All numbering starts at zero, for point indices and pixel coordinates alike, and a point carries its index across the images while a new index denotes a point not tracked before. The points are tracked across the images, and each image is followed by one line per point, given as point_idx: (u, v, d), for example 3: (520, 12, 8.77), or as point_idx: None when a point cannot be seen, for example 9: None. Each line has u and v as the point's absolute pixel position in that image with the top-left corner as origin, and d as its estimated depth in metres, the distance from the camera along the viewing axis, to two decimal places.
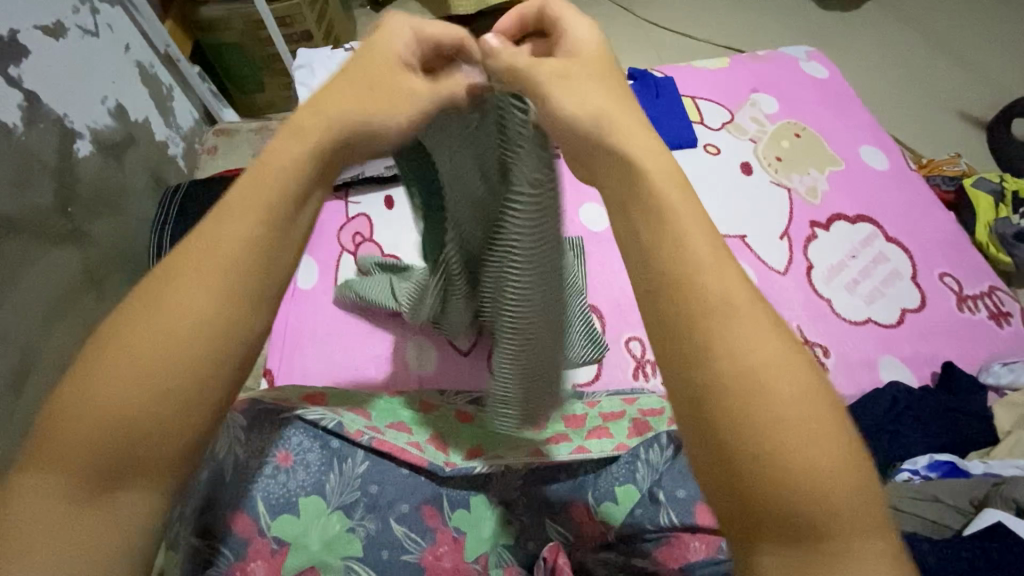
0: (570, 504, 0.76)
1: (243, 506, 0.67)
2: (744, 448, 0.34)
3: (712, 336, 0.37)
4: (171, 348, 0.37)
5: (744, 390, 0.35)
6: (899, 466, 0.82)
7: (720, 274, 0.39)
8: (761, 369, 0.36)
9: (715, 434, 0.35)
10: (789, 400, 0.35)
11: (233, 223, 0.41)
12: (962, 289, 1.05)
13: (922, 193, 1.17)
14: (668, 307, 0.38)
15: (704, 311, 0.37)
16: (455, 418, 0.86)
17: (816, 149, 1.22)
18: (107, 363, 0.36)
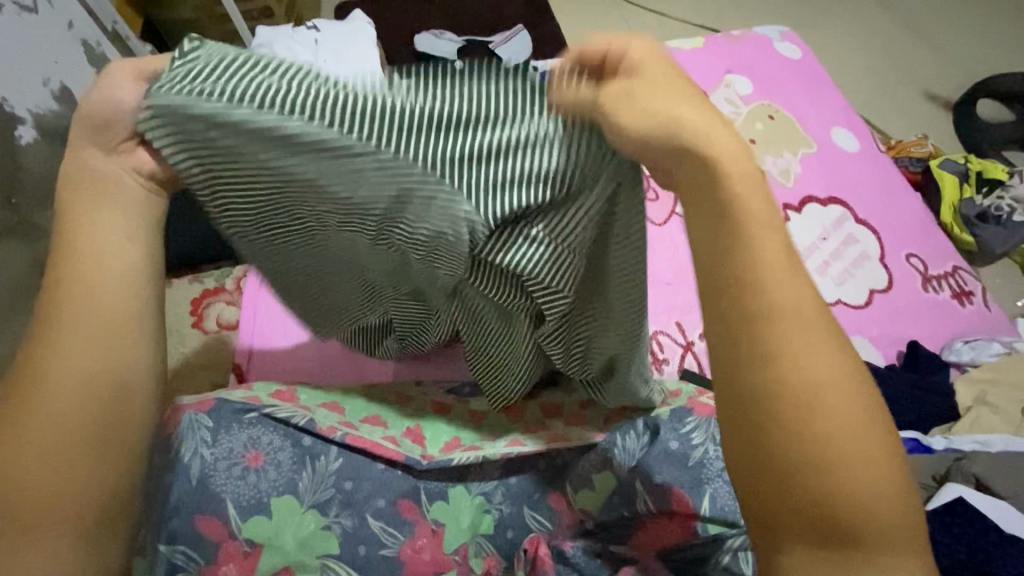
0: (547, 492, 0.77)
1: (212, 509, 0.65)
2: (801, 461, 0.40)
3: (778, 355, 0.41)
4: (65, 417, 0.46)
5: (804, 408, 0.40)
6: None
7: (788, 293, 0.42)
8: (824, 386, 0.41)
9: (775, 444, 0.40)
10: (843, 422, 0.40)
11: (101, 290, 0.50)
12: (928, 269, 1.08)
13: (891, 174, 1.19)
14: (743, 328, 0.42)
15: (763, 327, 0.41)
16: (433, 410, 0.85)
17: (790, 131, 1.22)
18: (31, 418, 0.46)
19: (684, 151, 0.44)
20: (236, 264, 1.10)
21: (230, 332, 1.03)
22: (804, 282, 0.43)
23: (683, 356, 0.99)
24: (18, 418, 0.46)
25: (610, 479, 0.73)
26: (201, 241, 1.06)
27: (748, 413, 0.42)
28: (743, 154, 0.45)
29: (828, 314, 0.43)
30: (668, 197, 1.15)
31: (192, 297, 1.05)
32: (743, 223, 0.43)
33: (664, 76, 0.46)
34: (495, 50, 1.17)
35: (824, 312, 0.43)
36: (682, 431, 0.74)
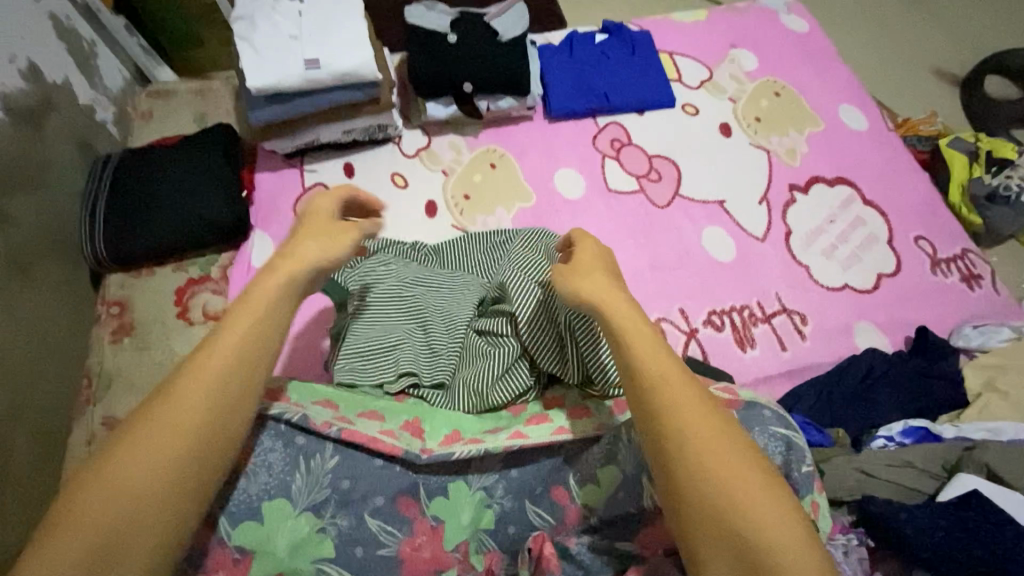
0: (550, 488, 0.74)
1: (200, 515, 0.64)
2: (703, 493, 0.51)
3: (665, 402, 0.55)
4: (164, 452, 0.52)
5: (690, 441, 0.53)
6: (874, 432, 0.82)
7: (658, 358, 0.58)
8: (702, 425, 0.54)
9: (676, 467, 0.53)
10: (725, 451, 0.53)
11: (223, 349, 0.57)
12: (936, 252, 1.05)
13: (899, 153, 1.16)
14: (638, 382, 0.57)
15: (663, 411, 0.55)
16: (431, 404, 0.81)
17: (796, 109, 1.18)
18: (128, 456, 0.51)
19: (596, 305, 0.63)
20: (222, 252, 1.04)
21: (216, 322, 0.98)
22: (666, 352, 0.59)
23: (686, 344, 0.96)
24: (121, 461, 0.50)
25: (615, 474, 0.71)
26: (183, 227, 0.99)
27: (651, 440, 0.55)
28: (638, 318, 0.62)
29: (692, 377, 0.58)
30: (672, 177, 1.10)
31: (176, 287, 1.01)
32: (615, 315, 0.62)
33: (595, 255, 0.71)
34: (489, 22, 1.10)
35: (682, 367, 0.58)
36: None
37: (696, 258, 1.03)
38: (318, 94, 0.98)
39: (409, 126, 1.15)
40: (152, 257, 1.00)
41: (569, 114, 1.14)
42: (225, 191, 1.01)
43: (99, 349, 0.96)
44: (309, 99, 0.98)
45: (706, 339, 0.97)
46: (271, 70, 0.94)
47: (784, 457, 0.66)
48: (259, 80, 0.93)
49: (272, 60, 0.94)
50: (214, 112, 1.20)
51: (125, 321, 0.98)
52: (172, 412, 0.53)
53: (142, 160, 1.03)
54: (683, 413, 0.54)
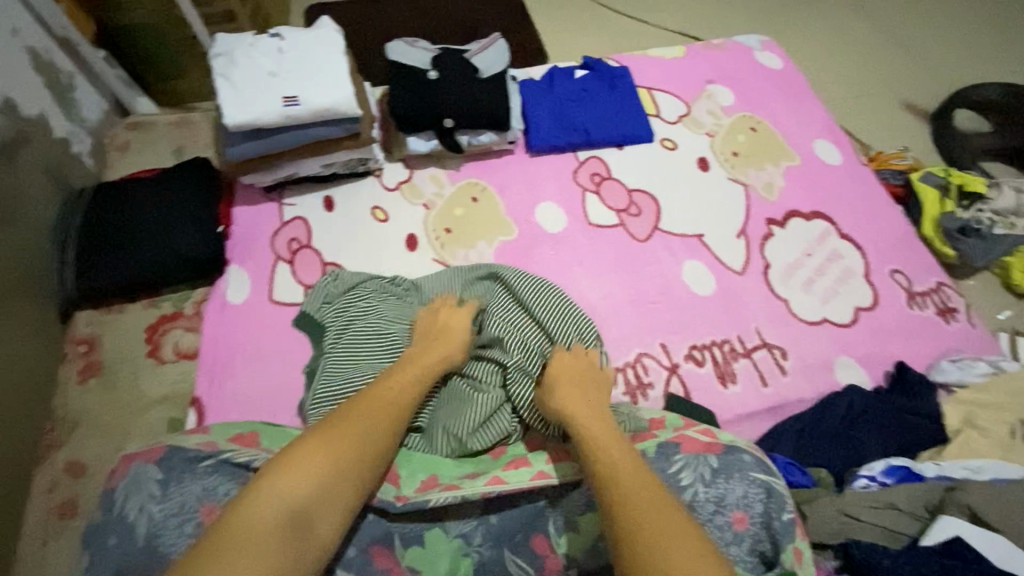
0: (530, 535, 0.72)
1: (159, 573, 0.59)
2: (638, 550, 0.60)
3: (611, 472, 0.67)
4: (347, 469, 0.64)
5: (629, 512, 0.63)
6: (856, 471, 0.81)
7: (602, 432, 0.73)
8: (636, 497, 0.64)
9: (622, 536, 0.62)
10: (655, 516, 0.62)
11: (388, 395, 0.73)
12: (912, 286, 1.07)
13: (873, 188, 1.18)
14: (598, 463, 0.69)
15: (607, 481, 0.67)
16: (408, 447, 0.79)
17: (773, 143, 1.20)
18: (318, 446, 0.64)
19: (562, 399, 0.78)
20: (196, 288, 1.02)
21: (189, 361, 0.96)
22: (627, 444, 0.72)
23: (668, 380, 0.96)
24: (311, 454, 0.64)
25: (595, 521, 0.71)
26: (156, 263, 0.97)
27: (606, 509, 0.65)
28: (597, 400, 0.78)
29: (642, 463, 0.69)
30: (651, 211, 1.11)
31: (147, 324, 0.98)
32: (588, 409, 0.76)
33: (585, 370, 0.82)
34: (470, 59, 1.11)
35: (636, 453, 0.70)
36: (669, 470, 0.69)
37: (677, 292, 1.03)
38: (298, 130, 0.98)
39: (391, 160, 1.15)
40: (122, 293, 0.98)
41: (550, 149, 1.15)
42: (200, 226, 0.99)
43: (64, 390, 0.93)
44: (288, 134, 0.97)
45: (688, 375, 0.96)
46: (250, 106, 0.93)
47: (763, 505, 0.66)
48: (238, 116, 0.93)
49: (252, 96, 0.94)
50: (193, 144, 1.19)
51: (93, 360, 0.95)
52: (363, 421, 0.68)
53: (116, 194, 1.01)
54: (624, 481, 0.66)
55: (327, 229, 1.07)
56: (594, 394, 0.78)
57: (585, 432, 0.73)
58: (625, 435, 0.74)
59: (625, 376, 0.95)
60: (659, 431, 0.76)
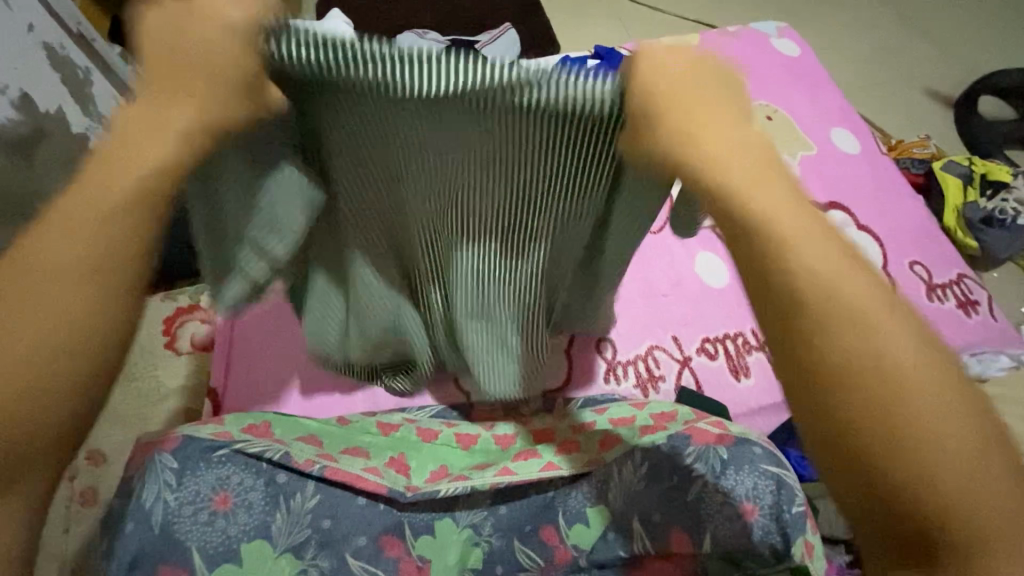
0: (539, 527, 0.73)
1: (175, 558, 0.61)
2: (895, 471, 0.36)
3: (832, 338, 0.37)
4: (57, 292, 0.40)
5: (877, 388, 0.36)
6: None
7: (830, 264, 0.38)
8: (891, 362, 0.37)
9: (858, 437, 0.36)
10: (942, 433, 0.36)
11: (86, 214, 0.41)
12: (931, 278, 1.04)
13: (892, 177, 1.15)
14: (786, 319, 0.38)
15: (832, 358, 0.37)
16: (418, 437, 0.78)
17: (789, 132, 1.18)
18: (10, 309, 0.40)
19: (732, 189, 0.39)
20: None
21: (205, 352, 0.98)
22: (841, 253, 0.39)
23: (680, 373, 0.95)
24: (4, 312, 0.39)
25: (605, 513, 0.71)
26: (173, 258, 0.99)
27: (802, 401, 0.38)
28: (789, 199, 0.40)
29: (864, 268, 0.39)
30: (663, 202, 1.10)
31: (164, 316, 1.00)
32: (743, 203, 0.39)
33: (715, 82, 0.42)
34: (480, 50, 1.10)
35: (863, 279, 0.38)
36: (682, 463, 0.68)
37: (689, 284, 1.02)
38: None
39: None
40: None
41: None
42: None
43: None
44: None
45: (699, 367, 0.95)
46: None
47: (775, 496, 0.64)
48: None
49: None
50: None
51: None
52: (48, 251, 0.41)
53: None
54: (902, 376, 0.36)
55: None
56: (755, 178, 0.39)
57: (737, 221, 0.39)
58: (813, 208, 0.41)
59: (636, 369, 0.95)
60: (668, 423, 0.75)
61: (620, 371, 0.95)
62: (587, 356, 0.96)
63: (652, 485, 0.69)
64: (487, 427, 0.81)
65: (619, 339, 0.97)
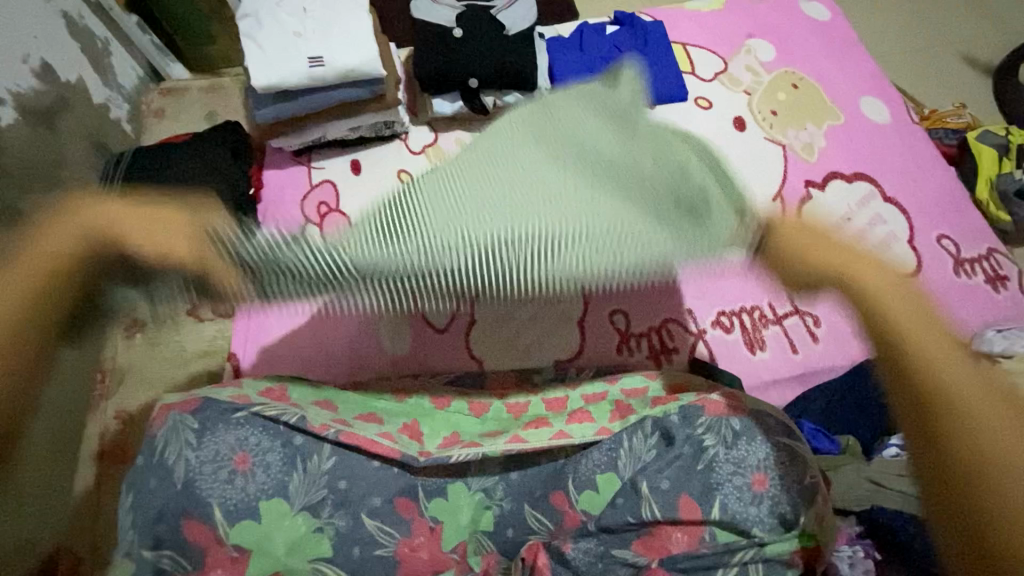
0: (549, 492, 0.73)
1: (197, 515, 0.64)
2: None
3: None
4: None
5: None
6: (888, 440, 0.79)
7: None
8: None
9: None
10: None
11: None
12: (960, 252, 1.00)
13: (922, 147, 1.11)
14: None
15: None
16: (432, 404, 0.80)
17: (814, 101, 1.15)
18: None
19: None
20: None
21: (225, 320, 1.00)
22: None
23: (693, 345, 0.95)
24: None
25: (614, 481, 0.71)
26: None
27: None
28: None
29: None
30: None
31: None
32: None
33: None
34: (495, 16, 1.09)
35: None
36: (692, 431, 0.69)
37: None
38: (323, 91, 0.98)
39: (416, 123, 1.16)
40: None
41: None
42: (231, 189, 1.02)
43: (111, 346, 0.98)
44: (310, 97, 0.98)
45: (713, 341, 0.95)
46: (275, 66, 0.93)
47: (784, 468, 0.66)
48: (265, 77, 0.93)
49: (278, 56, 0.94)
50: (225, 110, 1.21)
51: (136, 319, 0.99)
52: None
53: (156, 152, 1.05)
54: None
55: (354, 192, 1.09)
56: None
57: None
58: None
59: (650, 341, 0.95)
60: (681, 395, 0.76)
61: (633, 342, 0.95)
62: (599, 327, 0.97)
63: (661, 453, 0.70)
64: (500, 396, 0.82)
65: (632, 310, 0.97)
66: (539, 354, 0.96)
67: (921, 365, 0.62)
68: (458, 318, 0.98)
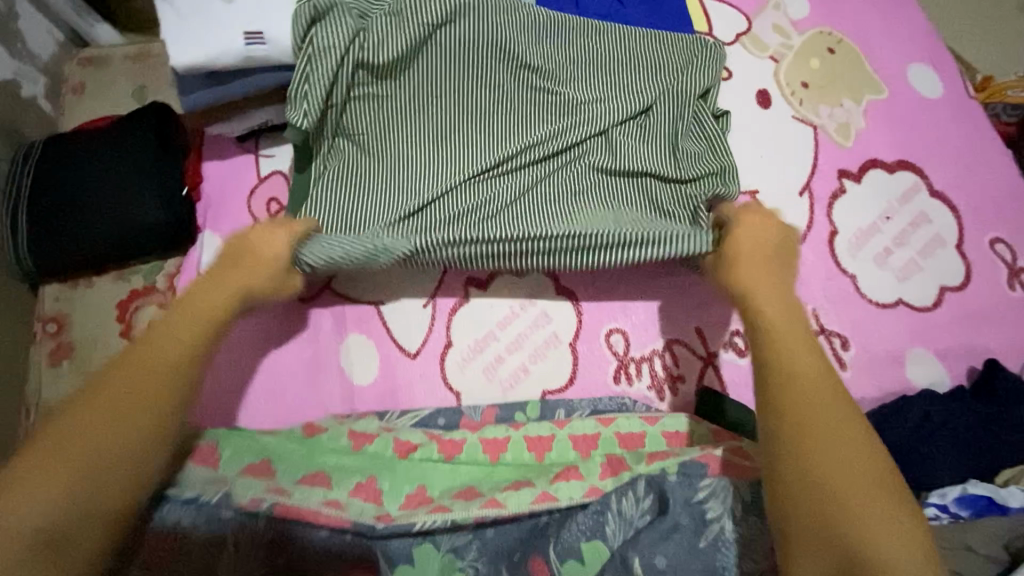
0: (528, 557, 0.67)
1: None
2: None
3: None
4: (118, 438, 0.58)
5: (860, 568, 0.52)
6: (924, 496, 0.68)
7: None
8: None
9: None
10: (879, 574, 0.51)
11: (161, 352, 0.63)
12: (1015, 260, 0.86)
13: (978, 127, 0.94)
14: None
15: None
16: (394, 453, 0.74)
17: (854, 70, 0.96)
18: (75, 428, 0.57)
19: None
20: (168, 258, 0.91)
21: None
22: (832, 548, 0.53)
23: (702, 372, 0.83)
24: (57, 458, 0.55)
25: (601, 550, 0.65)
26: (120, 235, 0.86)
27: None
28: None
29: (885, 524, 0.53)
30: None
31: (119, 300, 0.89)
32: None
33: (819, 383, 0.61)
34: None
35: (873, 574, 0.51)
36: (697, 503, 0.65)
37: None
38: (263, 72, 0.80)
39: None
40: (88, 266, 0.88)
41: None
42: (161, 189, 0.87)
43: (35, 373, 0.85)
44: (253, 79, 0.80)
45: (724, 366, 0.83)
46: (198, 41, 0.75)
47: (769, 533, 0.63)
48: (186, 57, 0.75)
49: (203, 29, 0.75)
50: (157, 83, 1.03)
51: (63, 341, 0.86)
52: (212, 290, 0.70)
53: (74, 144, 0.89)
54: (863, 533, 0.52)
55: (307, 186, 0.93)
56: None
57: None
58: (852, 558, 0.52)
59: (651, 367, 0.83)
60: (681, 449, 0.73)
61: (632, 369, 0.83)
62: (595, 348, 0.84)
63: (653, 518, 0.66)
64: (475, 431, 0.76)
65: (632, 331, 0.84)
66: (523, 381, 0.83)
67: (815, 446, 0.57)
68: (431, 340, 0.84)
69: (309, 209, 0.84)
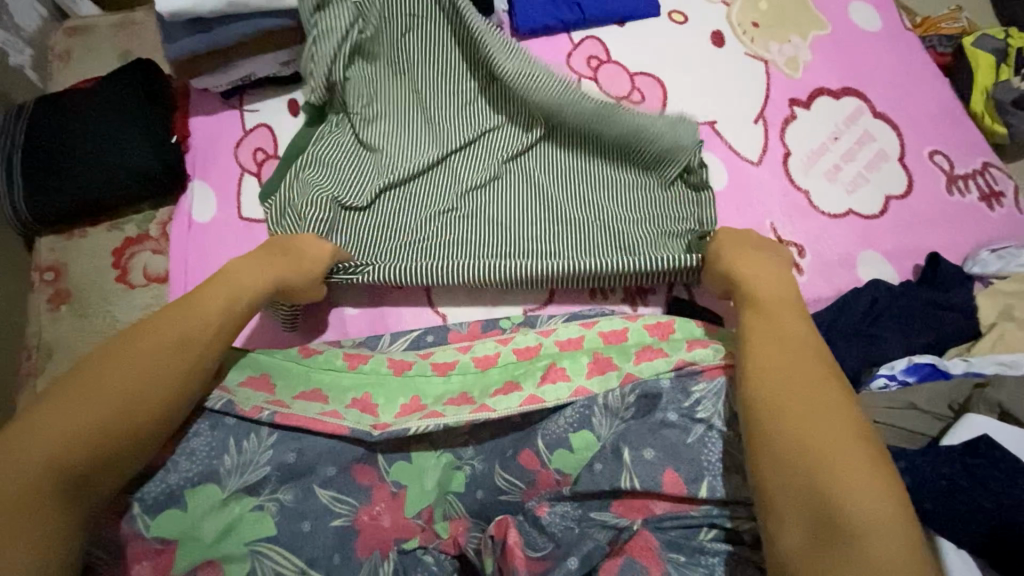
0: (519, 450, 0.71)
1: (117, 510, 0.63)
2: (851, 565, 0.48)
3: None
4: (107, 406, 0.58)
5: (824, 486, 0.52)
6: (875, 370, 0.74)
7: None
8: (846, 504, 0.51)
9: None
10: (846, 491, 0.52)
11: (169, 332, 0.64)
12: (953, 168, 0.93)
13: (914, 55, 1.02)
14: None
15: None
16: (388, 369, 0.75)
17: (799, 10, 1.04)
18: (76, 389, 0.58)
19: None
20: (161, 206, 0.96)
21: (160, 282, 0.92)
22: (798, 467, 0.54)
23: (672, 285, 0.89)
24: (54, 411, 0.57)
25: (590, 439, 0.70)
26: (111, 184, 0.90)
27: None
28: None
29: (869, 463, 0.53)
30: (657, 96, 0.98)
31: (115, 247, 0.93)
32: None
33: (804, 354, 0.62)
34: None
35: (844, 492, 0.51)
36: (686, 405, 0.69)
37: None
38: (243, 20, 0.86)
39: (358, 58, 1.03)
40: (81, 216, 0.92)
41: (540, 30, 1.00)
42: (150, 139, 0.91)
43: (35, 318, 0.89)
44: (234, 26, 0.86)
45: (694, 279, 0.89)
46: None
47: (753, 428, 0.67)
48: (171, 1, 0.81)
49: None
50: (141, 49, 1.07)
51: (61, 287, 0.90)
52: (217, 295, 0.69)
53: (60, 100, 0.93)
54: (828, 458, 0.54)
55: (289, 135, 0.97)
56: None
57: None
58: (813, 472, 0.53)
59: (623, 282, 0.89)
60: (665, 347, 0.73)
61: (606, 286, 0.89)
62: None
63: (638, 413, 0.70)
64: (464, 350, 0.77)
65: None
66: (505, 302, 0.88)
67: (781, 405, 0.58)
68: None
69: (295, 175, 0.84)
